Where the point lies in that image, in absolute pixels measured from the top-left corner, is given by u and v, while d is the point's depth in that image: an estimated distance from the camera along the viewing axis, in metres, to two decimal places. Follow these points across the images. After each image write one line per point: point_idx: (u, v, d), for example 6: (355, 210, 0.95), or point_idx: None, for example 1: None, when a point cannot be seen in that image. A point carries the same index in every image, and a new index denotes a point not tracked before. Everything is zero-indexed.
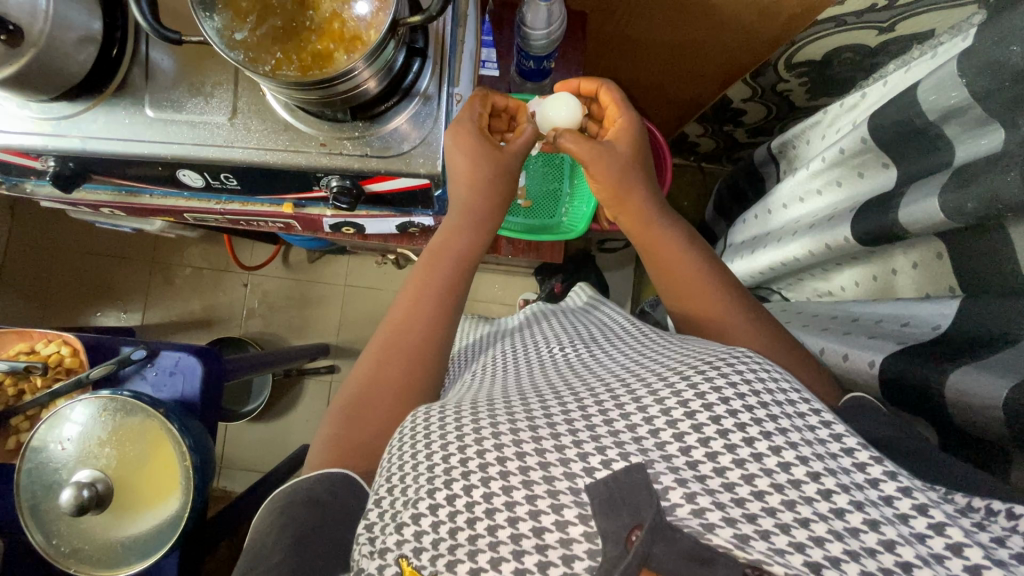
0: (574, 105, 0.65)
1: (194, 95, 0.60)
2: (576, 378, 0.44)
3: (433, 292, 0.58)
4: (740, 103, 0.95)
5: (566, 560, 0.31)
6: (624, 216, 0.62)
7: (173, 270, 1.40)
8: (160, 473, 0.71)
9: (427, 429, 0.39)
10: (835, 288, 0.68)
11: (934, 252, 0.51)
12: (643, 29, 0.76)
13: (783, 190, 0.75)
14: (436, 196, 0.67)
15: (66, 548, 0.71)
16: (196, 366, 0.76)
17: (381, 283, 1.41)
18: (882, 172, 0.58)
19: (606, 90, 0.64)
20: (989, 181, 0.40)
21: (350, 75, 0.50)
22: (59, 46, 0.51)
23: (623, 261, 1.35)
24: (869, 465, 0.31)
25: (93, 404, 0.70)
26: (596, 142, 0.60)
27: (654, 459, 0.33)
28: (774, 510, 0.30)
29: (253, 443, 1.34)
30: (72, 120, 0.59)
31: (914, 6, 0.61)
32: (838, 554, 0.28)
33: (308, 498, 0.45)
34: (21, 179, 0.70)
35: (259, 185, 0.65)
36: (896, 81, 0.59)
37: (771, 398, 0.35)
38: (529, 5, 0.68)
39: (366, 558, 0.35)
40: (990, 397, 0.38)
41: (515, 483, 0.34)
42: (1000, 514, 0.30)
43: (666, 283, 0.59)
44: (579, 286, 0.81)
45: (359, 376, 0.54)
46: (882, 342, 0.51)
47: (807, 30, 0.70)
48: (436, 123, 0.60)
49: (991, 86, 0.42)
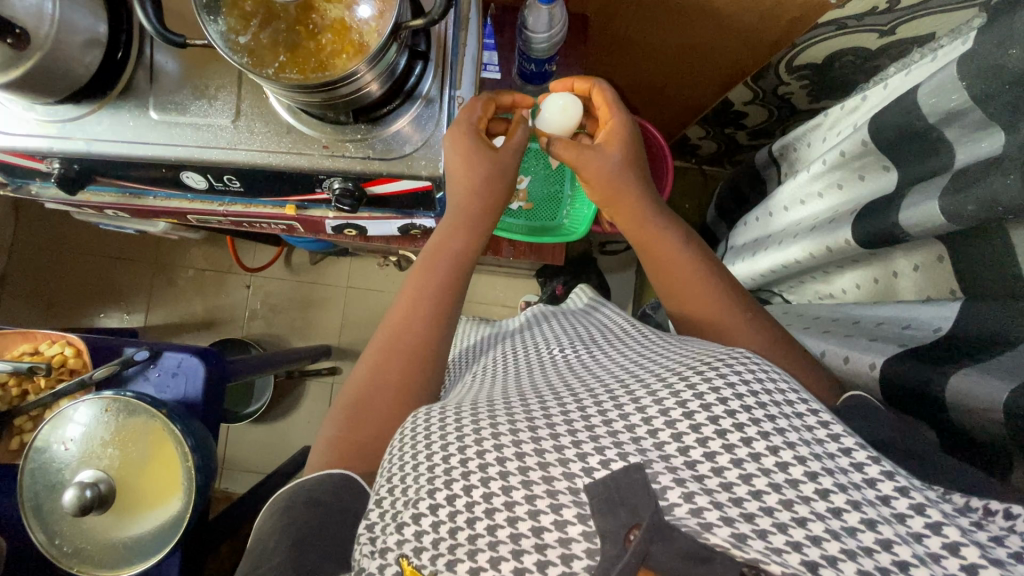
0: (564, 102, 0.67)
1: (198, 97, 0.60)
2: (577, 379, 0.45)
3: (435, 295, 0.58)
4: (741, 106, 0.95)
5: (565, 560, 0.31)
6: (620, 218, 0.63)
7: (177, 271, 1.41)
8: (161, 473, 0.71)
9: (426, 431, 0.40)
10: (835, 290, 0.68)
11: (935, 255, 0.51)
12: (646, 33, 0.76)
13: (783, 193, 0.75)
14: (437, 199, 0.67)
15: (68, 548, 0.71)
16: (199, 367, 0.77)
17: (383, 284, 1.41)
18: (882, 175, 0.58)
19: (600, 91, 0.65)
20: (989, 184, 0.40)
21: (352, 78, 0.50)
22: (65, 49, 0.51)
23: (623, 263, 1.35)
24: (868, 465, 0.31)
25: (96, 404, 0.71)
26: (583, 149, 0.63)
27: (653, 459, 0.34)
28: (772, 509, 0.30)
29: (254, 444, 1.35)
30: (78, 123, 0.60)
31: (915, 10, 0.61)
32: (835, 553, 0.28)
33: (308, 498, 0.45)
34: (25, 181, 0.70)
35: (263, 187, 0.66)
36: (896, 84, 0.59)
37: (769, 397, 0.35)
38: (529, 9, 0.68)
39: (367, 557, 0.35)
40: (989, 400, 0.38)
41: (515, 483, 0.34)
42: (999, 514, 0.31)
43: (665, 285, 0.59)
44: (579, 287, 0.80)
45: (360, 376, 0.55)
46: (883, 345, 0.51)
47: (807, 34, 0.70)
48: (438, 126, 0.61)
49: (990, 90, 0.42)
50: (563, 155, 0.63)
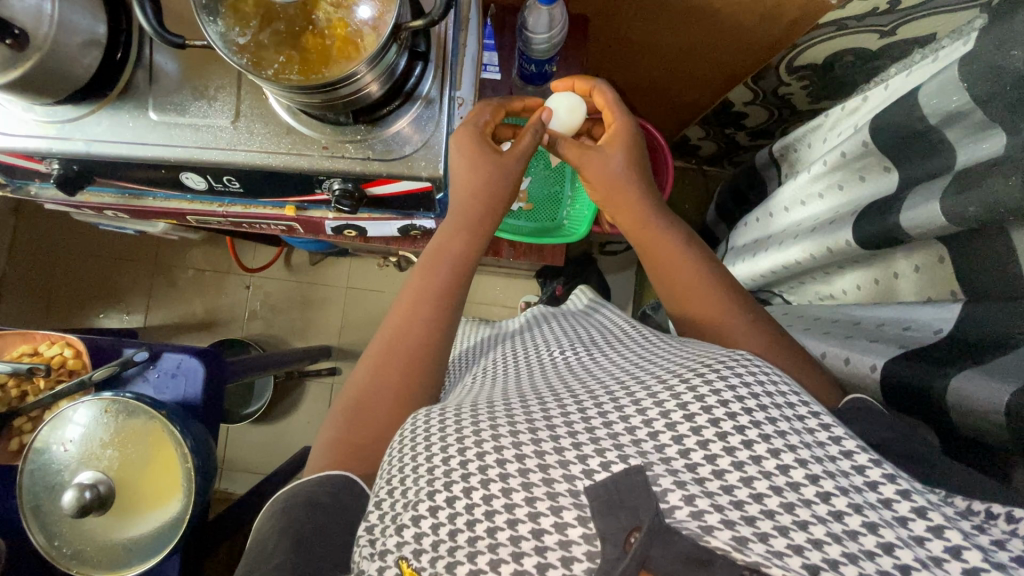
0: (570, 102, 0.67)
1: (197, 98, 0.60)
2: (578, 380, 0.45)
3: (435, 296, 0.58)
4: (742, 106, 0.95)
5: (565, 562, 0.31)
6: (621, 219, 0.63)
7: (176, 271, 1.41)
8: (161, 474, 0.71)
9: (426, 433, 0.40)
10: (836, 291, 0.68)
11: (936, 257, 0.51)
12: (646, 34, 0.76)
13: (783, 194, 0.75)
14: (437, 200, 0.67)
15: (67, 549, 0.71)
16: (198, 368, 0.77)
17: (383, 284, 1.41)
18: (883, 175, 0.58)
19: (601, 92, 0.65)
20: (990, 186, 0.40)
21: (352, 79, 0.50)
22: (64, 50, 0.51)
23: (623, 263, 1.35)
24: (869, 468, 0.31)
25: (96, 405, 0.70)
26: (585, 150, 0.63)
27: (653, 461, 0.33)
28: (773, 513, 0.30)
29: (254, 444, 1.35)
30: (77, 124, 0.60)
31: (916, 11, 0.61)
32: (836, 556, 0.28)
33: (307, 499, 0.45)
34: (25, 181, 0.70)
35: (263, 188, 0.66)
36: (896, 85, 0.59)
37: (770, 400, 0.35)
38: (529, 9, 0.68)
39: (366, 559, 0.35)
40: (991, 403, 0.38)
41: (515, 485, 0.34)
42: (1001, 517, 0.31)
43: (666, 286, 0.59)
44: (579, 287, 0.80)
45: (360, 378, 0.55)
46: (883, 346, 0.51)
47: (807, 35, 0.70)
48: (438, 127, 0.61)
49: (991, 91, 0.42)
50: (569, 155, 0.64)
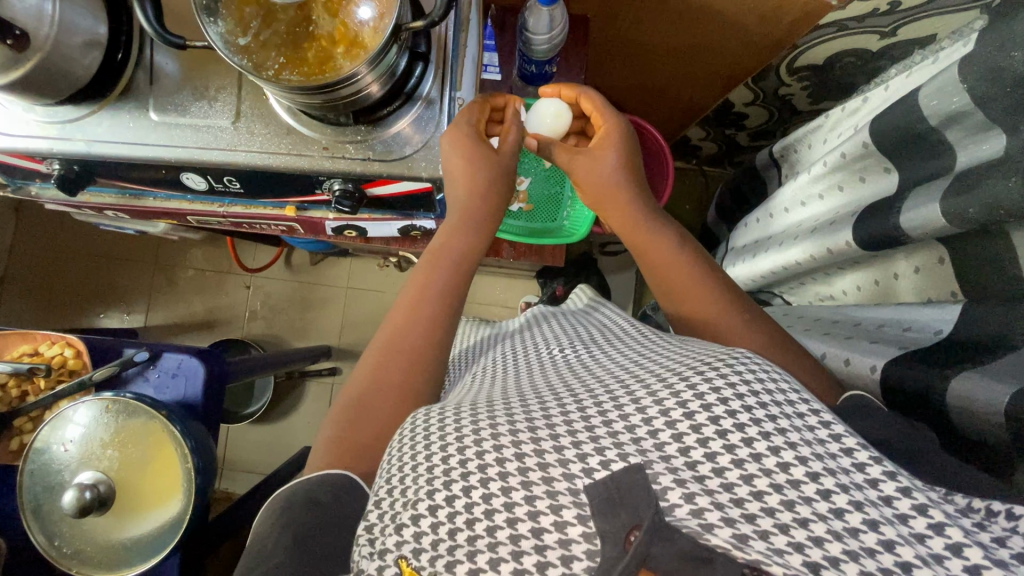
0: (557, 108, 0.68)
1: (198, 98, 0.60)
2: (577, 379, 0.45)
3: (434, 296, 0.58)
4: (742, 106, 0.95)
5: (565, 561, 0.31)
6: (614, 221, 0.63)
7: (177, 271, 1.41)
8: (161, 474, 0.71)
9: (427, 431, 0.40)
10: (836, 292, 0.68)
11: (936, 257, 0.51)
12: (646, 34, 0.76)
13: (784, 195, 0.75)
14: (437, 200, 0.67)
15: (67, 548, 0.71)
16: (199, 368, 0.77)
17: (383, 284, 1.41)
18: (882, 176, 0.58)
19: (587, 98, 0.65)
20: (990, 187, 0.40)
21: (352, 80, 0.50)
22: (65, 51, 0.51)
23: (623, 263, 1.35)
24: (869, 466, 0.31)
25: (96, 406, 0.70)
26: (577, 153, 0.64)
27: (653, 459, 0.33)
28: (773, 510, 0.30)
29: (254, 444, 1.35)
30: (77, 124, 0.60)
31: (917, 11, 0.61)
32: (838, 554, 0.28)
33: (307, 498, 0.45)
34: (25, 182, 0.70)
35: (264, 189, 0.66)
36: (897, 85, 0.59)
37: (770, 397, 0.35)
38: (530, 10, 0.68)
39: (366, 559, 0.35)
40: (991, 404, 0.38)
41: (515, 485, 0.34)
42: (1001, 514, 0.31)
43: (662, 286, 0.59)
44: (579, 287, 0.80)
45: (361, 377, 0.55)
46: (884, 347, 0.51)
47: (809, 35, 0.70)
48: (438, 127, 0.61)
49: (992, 93, 0.42)
50: (561, 160, 0.66)
